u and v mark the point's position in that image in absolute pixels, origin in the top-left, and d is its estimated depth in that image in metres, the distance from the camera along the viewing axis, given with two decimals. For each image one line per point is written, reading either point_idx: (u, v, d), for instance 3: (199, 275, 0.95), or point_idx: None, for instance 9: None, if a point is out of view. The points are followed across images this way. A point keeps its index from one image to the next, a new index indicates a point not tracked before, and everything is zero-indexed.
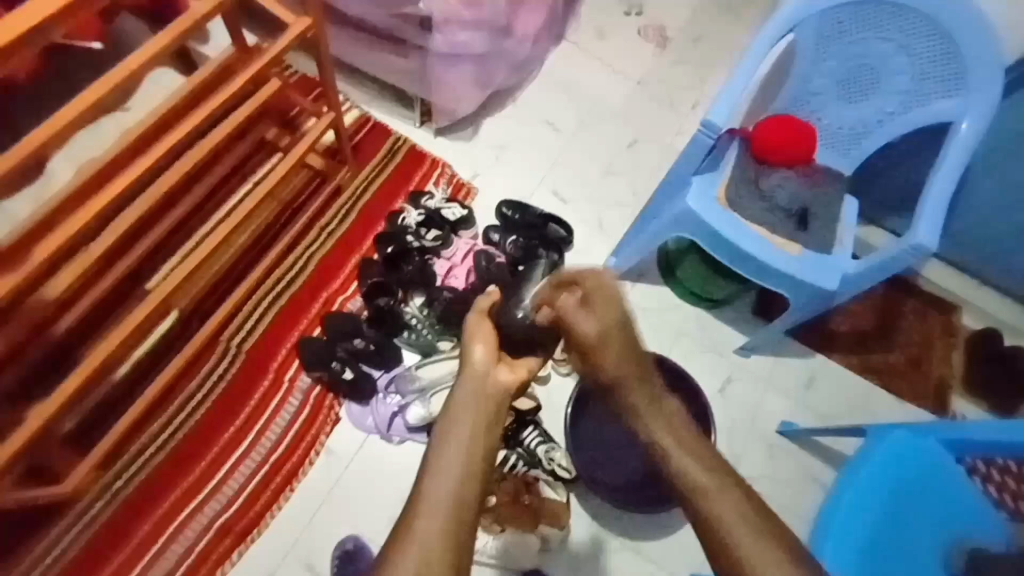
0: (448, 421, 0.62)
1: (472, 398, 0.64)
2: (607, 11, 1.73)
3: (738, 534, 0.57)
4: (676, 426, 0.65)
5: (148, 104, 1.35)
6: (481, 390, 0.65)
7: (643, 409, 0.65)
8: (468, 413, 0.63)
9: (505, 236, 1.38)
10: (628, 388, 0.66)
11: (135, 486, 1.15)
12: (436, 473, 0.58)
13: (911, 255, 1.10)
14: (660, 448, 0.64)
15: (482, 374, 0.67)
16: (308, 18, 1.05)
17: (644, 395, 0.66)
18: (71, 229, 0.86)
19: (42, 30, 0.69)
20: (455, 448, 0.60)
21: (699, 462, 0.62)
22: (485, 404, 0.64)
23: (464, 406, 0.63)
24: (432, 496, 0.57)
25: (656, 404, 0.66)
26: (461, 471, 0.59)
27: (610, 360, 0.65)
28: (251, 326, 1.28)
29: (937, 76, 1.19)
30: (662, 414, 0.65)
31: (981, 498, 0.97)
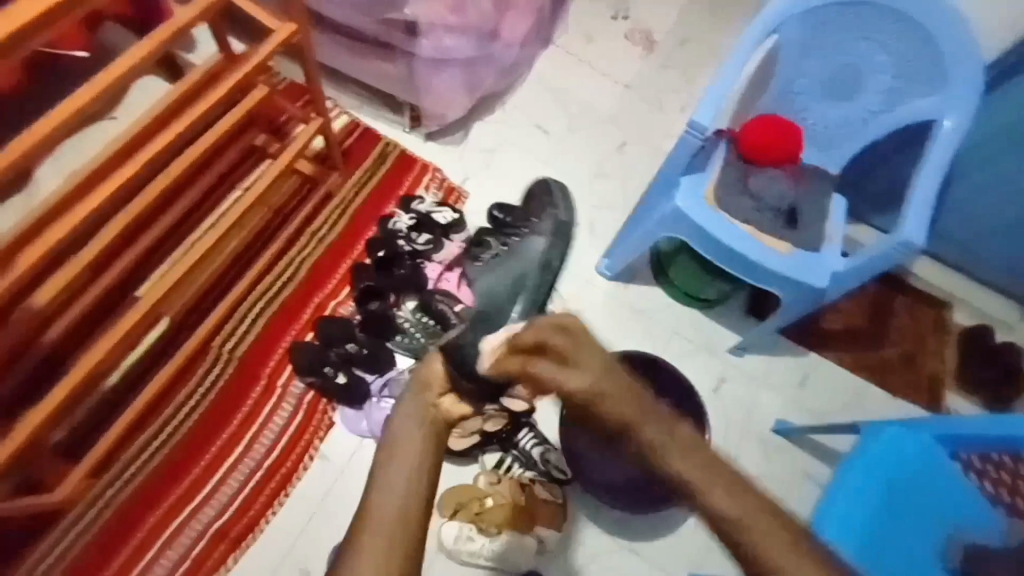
0: (390, 445, 0.65)
1: (412, 421, 0.68)
2: (595, 15, 1.74)
3: (762, 545, 0.53)
4: (677, 435, 0.56)
5: (136, 111, 1.35)
6: (423, 410, 0.68)
7: (657, 442, 0.55)
8: (411, 433, 0.66)
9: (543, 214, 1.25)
10: (622, 411, 0.56)
11: (125, 496, 1.14)
12: (381, 495, 0.62)
13: (899, 251, 1.10)
14: (659, 462, 0.55)
15: (428, 397, 0.70)
16: (294, 24, 1.05)
17: (639, 414, 0.55)
18: (56, 237, 0.85)
19: (25, 35, 0.68)
20: (398, 466, 0.63)
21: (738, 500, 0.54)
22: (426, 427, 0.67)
23: (407, 424, 0.67)
24: (378, 517, 0.61)
25: (654, 415, 0.56)
26: (404, 486, 0.62)
27: (595, 377, 0.56)
28: (243, 333, 1.28)
29: (919, 76, 1.21)
30: (664, 427, 0.55)
31: (973, 491, 0.97)
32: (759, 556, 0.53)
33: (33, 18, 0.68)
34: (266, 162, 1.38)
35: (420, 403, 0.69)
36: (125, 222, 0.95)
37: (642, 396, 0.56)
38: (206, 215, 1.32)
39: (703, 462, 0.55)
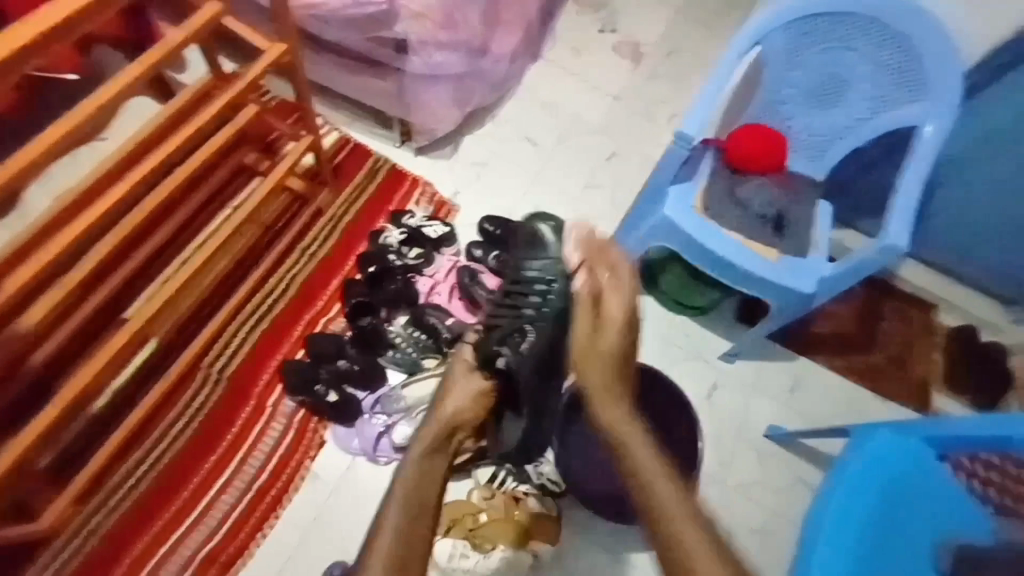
0: (406, 476, 0.83)
1: (429, 458, 0.87)
2: (582, 29, 1.77)
3: (670, 510, 0.71)
4: (632, 420, 0.81)
5: (127, 132, 1.36)
6: (443, 438, 0.90)
7: (603, 390, 0.85)
8: (429, 469, 0.85)
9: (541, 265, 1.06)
10: (610, 374, 0.87)
11: (114, 520, 1.13)
12: (405, 486, 0.81)
13: (883, 257, 1.12)
14: (611, 429, 0.80)
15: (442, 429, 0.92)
16: (283, 44, 1.06)
17: (609, 391, 0.85)
18: (46, 259, 0.85)
19: (18, 60, 0.69)
20: (407, 490, 0.80)
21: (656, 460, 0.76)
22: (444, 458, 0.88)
23: (417, 464, 0.85)
24: (386, 536, 0.75)
25: (608, 388, 0.85)
26: (411, 510, 0.78)
27: (611, 326, 0.89)
28: (233, 352, 1.27)
29: (900, 83, 1.22)
30: (613, 397, 0.84)
31: (962, 491, 0.98)
32: (654, 504, 0.71)
33: (25, 43, 0.69)
34: (257, 180, 1.38)
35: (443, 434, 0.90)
36: (115, 243, 0.95)
37: (616, 389, 0.85)
38: (197, 234, 1.32)
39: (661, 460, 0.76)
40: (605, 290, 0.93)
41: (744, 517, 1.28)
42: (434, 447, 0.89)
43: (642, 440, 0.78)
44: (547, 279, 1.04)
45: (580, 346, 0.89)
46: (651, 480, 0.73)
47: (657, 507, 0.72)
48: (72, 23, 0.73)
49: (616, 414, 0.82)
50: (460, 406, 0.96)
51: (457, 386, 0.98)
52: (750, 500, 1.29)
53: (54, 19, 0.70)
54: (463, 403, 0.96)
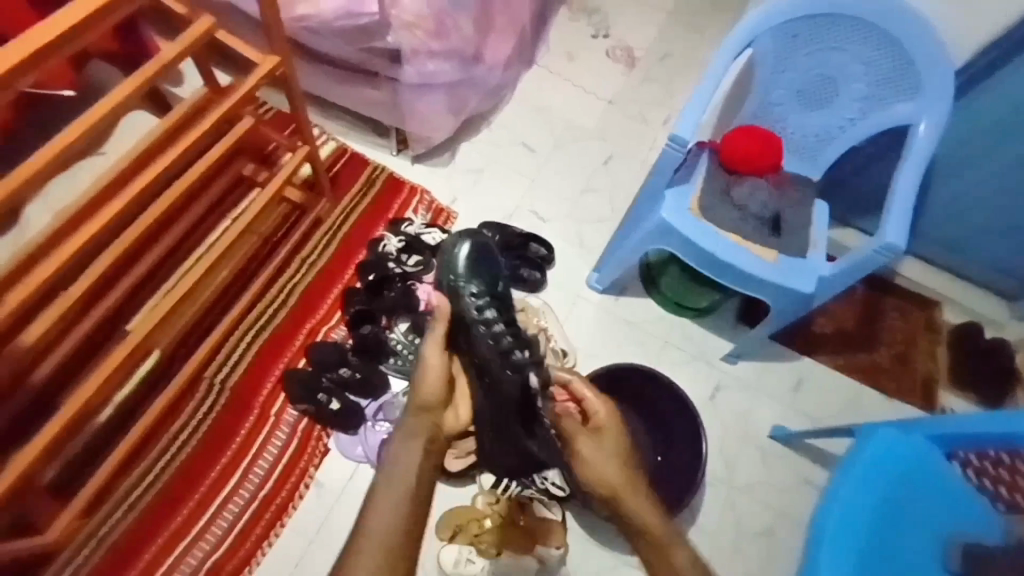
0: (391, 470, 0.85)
1: (411, 445, 0.88)
2: (575, 35, 1.78)
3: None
4: (653, 512, 0.89)
5: (123, 146, 1.36)
6: (421, 421, 0.91)
7: (629, 505, 0.89)
8: (411, 456, 0.87)
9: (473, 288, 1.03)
10: (619, 463, 0.92)
11: (118, 534, 1.12)
12: (387, 473, 0.85)
13: (881, 255, 1.12)
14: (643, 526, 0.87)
15: (423, 408, 0.92)
16: (277, 56, 1.06)
17: (632, 494, 0.89)
18: (42, 277, 0.86)
19: (14, 77, 0.70)
20: (394, 486, 0.83)
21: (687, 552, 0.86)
22: (425, 436, 0.89)
23: (399, 454, 0.87)
24: (372, 541, 0.79)
25: (634, 488, 0.90)
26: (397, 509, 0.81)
27: (609, 441, 0.96)
28: (234, 362, 1.27)
29: (892, 83, 1.22)
30: (640, 502, 0.89)
31: (970, 489, 0.97)
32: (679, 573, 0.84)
33: (19, 62, 0.69)
34: (255, 191, 1.39)
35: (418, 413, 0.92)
36: (112, 258, 0.95)
37: (635, 491, 0.90)
38: (195, 246, 1.32)
39: (655, 507, 0.89)
40: (602, 401, 1.01)
41: (751, 517, 1.27)
42: (412, 431, 0.90)
43: (677, 539, 0.87)
44: (496, 295, 1.04)
45: (600, 425, 0.99)
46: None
47: (659, 545, 0.86)
48: (65, 40, 0.73)
49: (645, 511, 0.88)
50: (429, 384, 0.93)
51: (429, 366, 0.95)
52: (756, 500, 1.28)
53: (48, 37, 0.71)
54: (431, 379, 0.94)
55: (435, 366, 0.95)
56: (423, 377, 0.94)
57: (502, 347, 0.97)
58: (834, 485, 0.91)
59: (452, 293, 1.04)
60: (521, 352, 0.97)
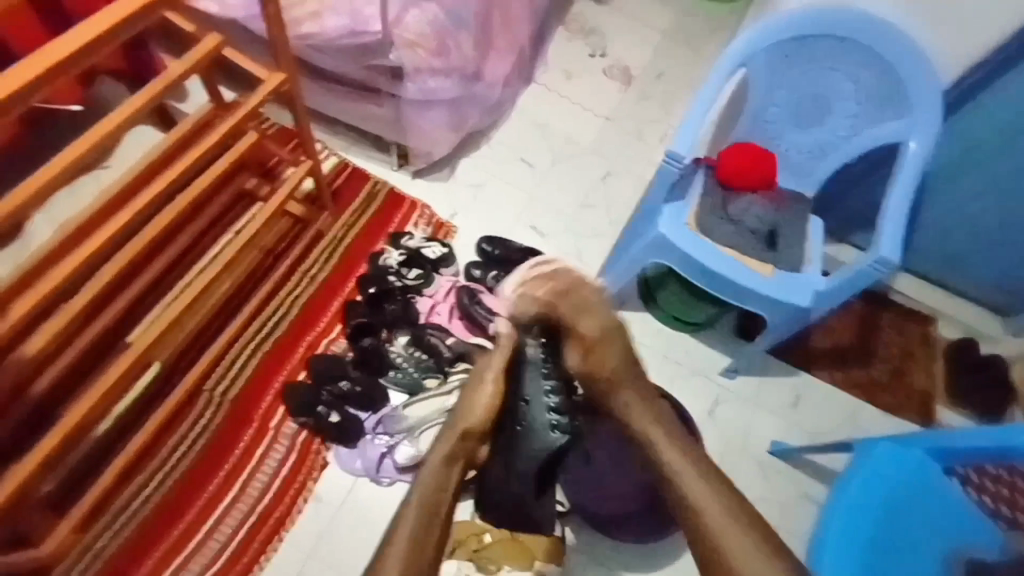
0: (420, 492, 0.85)
1: (445, 468, 0.89)
2: (574, 53, 1.81)
3: (724, 525, 0.77)
4: (659, 420, 0.90)
5: (127, 161, 1.37)
6: (461, 444, 0.91)
7: (634, 406, 0.92)
8: (444, 477, 0.87)
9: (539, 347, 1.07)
10: (619, 379, 0.93)
11: (114, 548, 1.11)
12: (422, 493, 0.85)
13: (877, 269, 1.13)
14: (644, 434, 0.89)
15: (466, 424, 0.93)
16: (283, 73, 1.09)
17: (631, 393, 0.93)
18: (46, 288, 0.86)
19: (23, 96, 0.71)
20: (414, 508, 0.83)
21: (694, 472, 0.83)
22: (461, 465, 0.90)
23: (429, 475, 0.87)
24: (397, 549, 0.79)
25: (645, 400, 0.92)
26: (417, 522, 0.81)
27: (608, 353, 0.94)
28: (234, 375, 1.27)
29: (884, 100, 1.25)
30: (647, 411, 0.91)
31: (969, 505, 0.97)
32: (708, 523, 0.78)
33: (31, 78, 0.71)
34: (257, 205, 1.40)
35: (463, 439, 0.91)
36: (116, 269, 0.96)
37: (637, 388, 0.93)
38: (197, 259, 1.33)
39: (686, 448, 0.86)
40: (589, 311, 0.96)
41: None
42: (452, 456, 0.90)
43: (682, 458, 0.85)
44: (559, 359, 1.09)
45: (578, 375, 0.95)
46: (715, 523, 0.78)
47: (682, 489, 0.82)
48: (78, 58, 0.75)
49: (646, 421, 0.90)
50: (477, 407, 0.94)
51: (480, 392, 0.96)
52: None
53: (60, 55, 0.72)
54: (480, 404, 0.94)
55: (487, 393, 0.96)
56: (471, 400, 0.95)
57: (546, 408, 1.07)
58: (837, 498, 0.91)
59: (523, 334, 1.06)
60: (564, 416, 1.08)
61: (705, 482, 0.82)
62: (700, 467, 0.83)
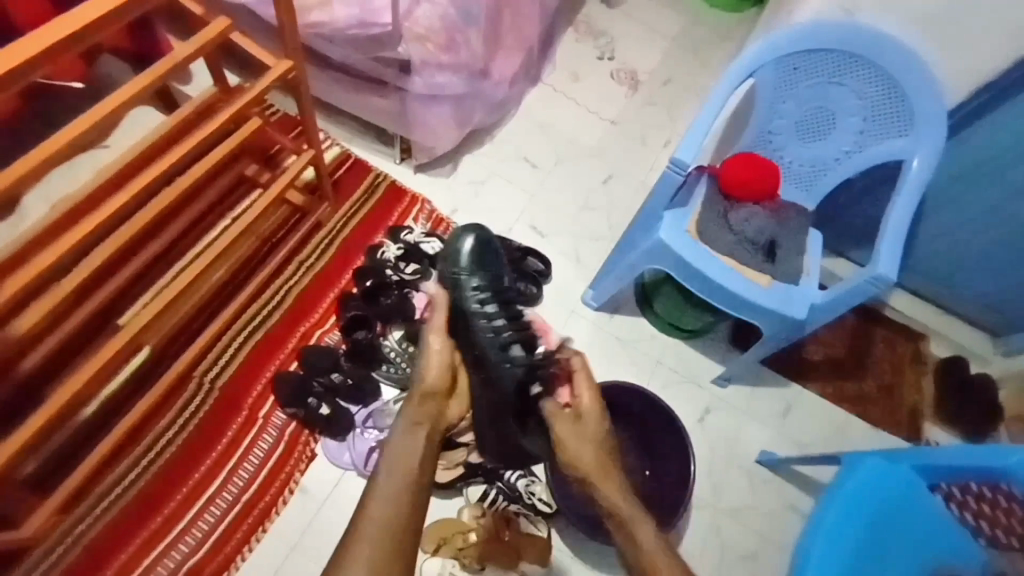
0: (388, 459, 0.86)
1: (414, 432, 0.89)
2: (581, 55, 1.81)
3: None
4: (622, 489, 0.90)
5: (127, 141, 1.36)
6: (425, 409, 0.93)
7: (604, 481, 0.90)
8: (413, 441, 0.88)
9: (472, 282, 1.06)
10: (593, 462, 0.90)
11: (96, 531, 1.11)
12: (391, 456, 0.86)
13: (872, 285, 1.14)
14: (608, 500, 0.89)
15: (423, 391, 0.95)
16: (289, 60, 1.08)
17: (601, 471, 0.90)
18: (39, 267, 0.85)
19: (23, 72, 0.70)
20: (387, 477, 0.84)
21: (663, 553, 0.84)
22: (428, 427, 0.91)
23: (399, 443, 0.88)
24: (367, 527, 0.79)
25: (605, 472, 0.90)
26: (392, 496, 0.82)
27: (591, 429, 0.92)
28: (225, 362, 1.26)
29: (889, 117, 1.26)
30: (613, 484, 0.90)
31: (953, 523, 0.98)
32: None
33: (32, 55, 0.70)
34: (256, 192, 1.39)
35: (423, 398, 0.94)
36: (111, 250, 0.95)
37: (605, 465, 0.90)
38: (193, 243, 1.32)
39: (641, 508, 0.88)
40: (581, 397, 0.94)
41: (735, 541, 1.27)
42: (417, 421, 0.91)
43: (643, 520, 0.87)
44: (500, 288, 1.07)
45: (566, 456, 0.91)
46: None
47: (639, 552, 0.84)
48: (81, 37, 0.74)
49: (618, 496, 0.89)
50: (433, 368, 0.97)
51: (430, 352, 0.99)
52: (741, 525, 1.28)
53: (63, 33, 0.71)
54: (433, 369, 0.97)
55: (437, 356, 0.98)
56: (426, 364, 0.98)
57: (501, 340, 0.99)
58: (823, 509, 0.91)
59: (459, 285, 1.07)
60: (519, 345, 0.99)
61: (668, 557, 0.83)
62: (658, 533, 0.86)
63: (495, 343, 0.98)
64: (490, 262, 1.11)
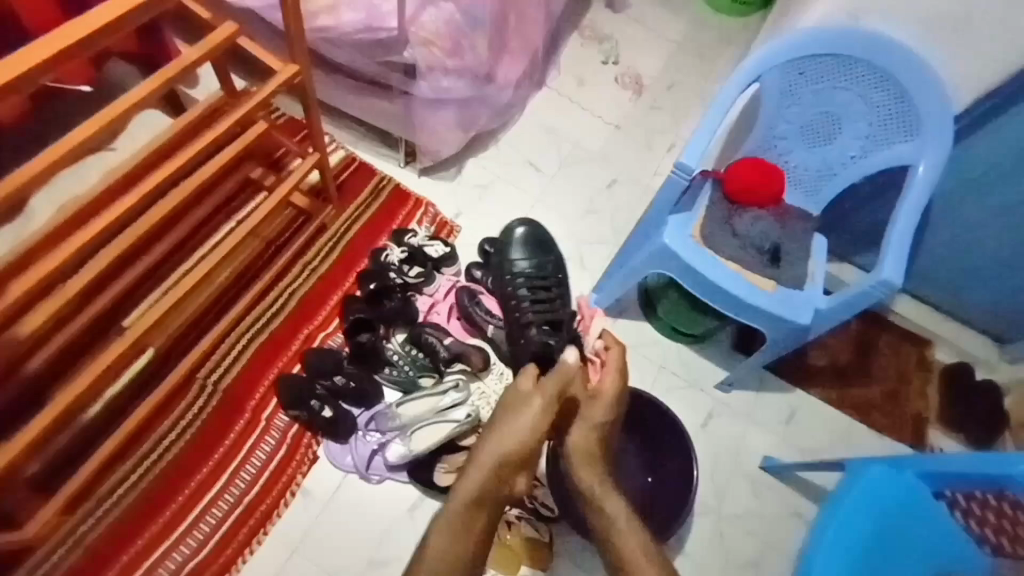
0: (444, 531, 0.91)
1: (475, 509, 0.93)
2: (586, 60, 1.82)
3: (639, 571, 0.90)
4: (603, 481, 0.99)
5: (134, 144, 1.37)
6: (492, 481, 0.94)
7: (587, 471, 0.99)
8: (474, 516, 0.93)
9: (514, 266, 1.35)
10: (591, 444, 1.01)
11: (99, 532, 1.11)
12: (446, 536, 0.91)
13: (879, 290, 1.13)
14: (588, 491, 0.98)
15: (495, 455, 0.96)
16: (295, 64, 1.08)
17: (588, 461, 0.99)
18: (45, 270, 0.86)
19: (32, 77, 0.71)
20: (442, 550, 0.89)
21: (632, 534, 0.93)
22: (491, 506, 0.94)
23: (457, 517, 0.92)
24: None
25: (591, 461, 1.00)
26: (441, 568, 0.88)
27: (598, 411, 1.02)
28: (229, 364, 1.27)
29: (894, 123, 1.25)
30: (595, 474, 0.99)
31: (959, 530, 0.97)
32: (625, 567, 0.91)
33: (41, 60, 0.70)
34: (261, 195, 1.40)
35: (496, 470, 0.95)
36: (116, 253, 0.96)
37: (595, 460, 1.00)
38: (197, 246, 1.33)
39: (624, 506, 0.96)
40: (602, 390, 1.04)
41: (737, 547, 1.27)
42: (482, 495, 0.94)
43: (614, 501, 0.97)
44: (541, 274, 1.34)
45: (569, 442, 1.01)
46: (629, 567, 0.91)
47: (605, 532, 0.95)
48: (90, 43, 0.75)
49: (598, 486, 0.98)
50: (511, 440, 0.96)
51: (516, 421, 0.98)
52: (744, 532, 1.28)
53: (71, 38, 0.72)
54: (513, 435, 0.96)
55: (524, 425, 0.97)
56: (511, 422, 0.98)
57: (524, 318, 1.29)
58: (826, 518, 0.91)
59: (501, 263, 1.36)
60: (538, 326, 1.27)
61: (635, 540, 0.93)
62: (631, 521, 0.95)
63: (514, 318, 1.30)
64: (540, 250, 1.38)
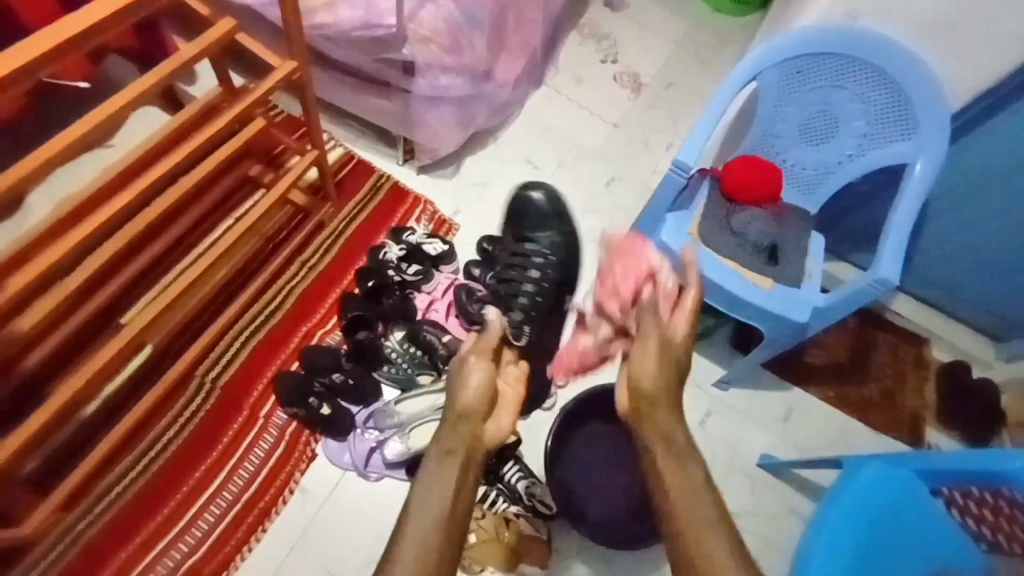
0: (408, 515, 0.71)
1: (445, 466, 0.76)
2: (585, 58, 1.82)
3: None
4: (684, 469, 0.74)
5: (132, 141, 1.37)
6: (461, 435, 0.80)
7: (662, 463, 0.76)
8: (445, 477, 0.75)
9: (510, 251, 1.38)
10: (652, 429, 0.79)
11: (97, 529, 1.11)
12: (419, 519, 0.70)
13: (875, 289, 1.14)
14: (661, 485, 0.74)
15: (461, 412, 0.82)
16: (293, 61, 1.08)
17: (661, 444, 0.77)
18: (42, 266, 0.85)
19: (28, 71, 0.71)
20: (410, 529, 0.69)
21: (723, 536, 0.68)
22: (464, 455, 0.78)
23: (425, 494, 0.73)
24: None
25: (668, 447, 0.77)
26: (409, 558, 0.67)
27: (649, 383, 0.82)
28: (227, 361, 1.27)
29: (891, 122, 1.26)
30: (676, 462, 0.75)
31: (954, 527, 0.98)
32: None
33: (38, 54, 0.70)
34: (259, 192, 1.40)
35: (457, 420, 0.81)
36: (114, 249, 0.96)
37: (672, 445, 0.76)
38: (195, 243, 1.32)
39: (708, 493, 0.72)
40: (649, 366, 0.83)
41: None
42: (451, 449, 0.78)
43: (703, 498, 0.71)
44: None
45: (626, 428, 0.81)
46: None
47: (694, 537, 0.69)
48: (87, 36, 0.75)
49: (684, 478, 0.74)
50: (470, 390, 0.84)
51: (468, 373, 0.85)
52: (741, 530, 1.28)
53: (68, 32, 0.72)
54: (471, 388, 0.84)
55: (477, 375, 0.85)
56: (461, 385, 0.85)
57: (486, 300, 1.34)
58: (825, 514, 0.91)
59: (516, 231, 1.23)
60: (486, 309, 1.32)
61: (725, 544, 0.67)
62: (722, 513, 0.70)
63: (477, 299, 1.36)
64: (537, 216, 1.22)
